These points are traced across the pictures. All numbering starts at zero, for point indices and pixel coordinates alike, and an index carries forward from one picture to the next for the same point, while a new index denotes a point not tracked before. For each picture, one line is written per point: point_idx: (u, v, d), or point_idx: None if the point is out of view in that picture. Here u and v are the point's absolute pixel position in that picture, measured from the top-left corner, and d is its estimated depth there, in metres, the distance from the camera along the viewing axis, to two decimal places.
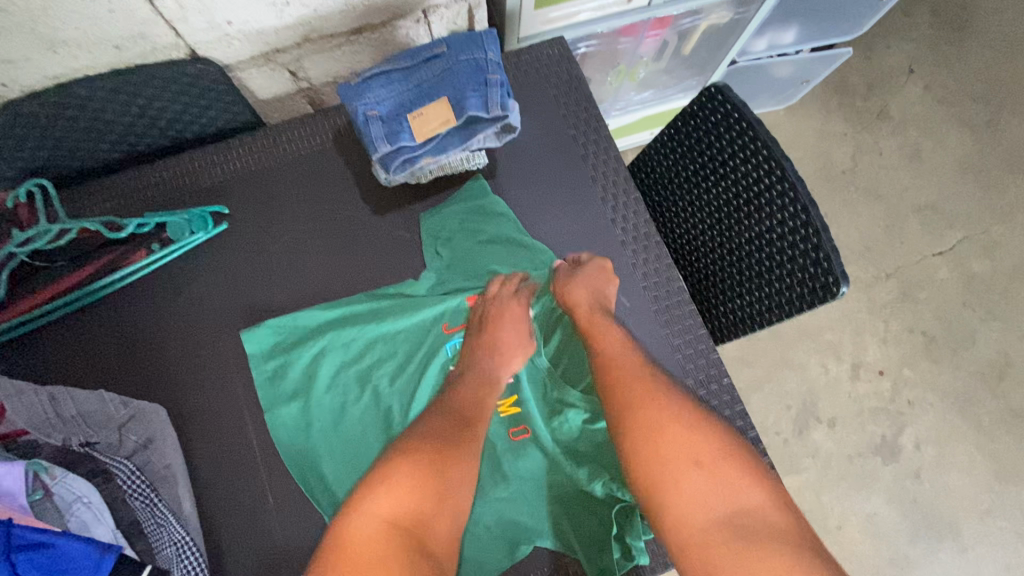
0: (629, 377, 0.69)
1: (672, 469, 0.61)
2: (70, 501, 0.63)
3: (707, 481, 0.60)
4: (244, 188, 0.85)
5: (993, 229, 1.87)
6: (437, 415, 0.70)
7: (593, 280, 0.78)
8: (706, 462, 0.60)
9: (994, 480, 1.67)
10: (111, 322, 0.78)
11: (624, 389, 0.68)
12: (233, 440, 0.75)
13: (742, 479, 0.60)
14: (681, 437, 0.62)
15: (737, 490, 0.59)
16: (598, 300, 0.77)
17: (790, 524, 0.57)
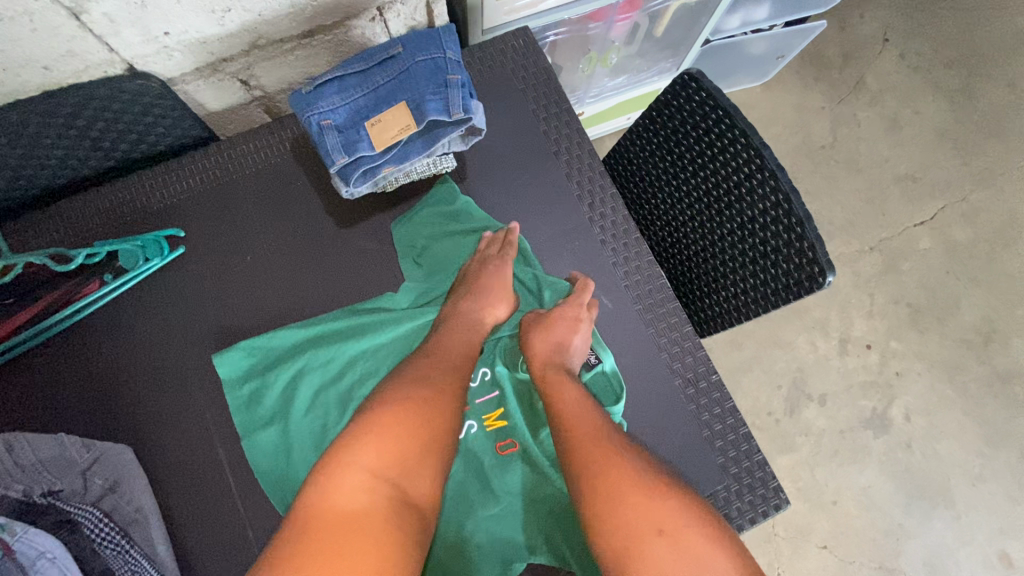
0: (587, 433, 0.64)
1: (635, 544, 0.56)
2: (33, 558, 0.58)
3: (672, 553, 0.54)
4: (202, 209, 0.80)
5: (973, 195, 1.87)
6: (422, 362, 0.68)
7: (564, 326, 0.74)
8: (669, 533, 0.55)
9: (983, 444, 1.69)
10: (64, 360, 0.74)
11: (582, 446, 0.64)
12: (208, 476, 0.72)
13: (709, 546, 0.55)
14: (641, 504, 0.57)
15: (706, 562, 0.54)
16: (558, 356, 0.73)
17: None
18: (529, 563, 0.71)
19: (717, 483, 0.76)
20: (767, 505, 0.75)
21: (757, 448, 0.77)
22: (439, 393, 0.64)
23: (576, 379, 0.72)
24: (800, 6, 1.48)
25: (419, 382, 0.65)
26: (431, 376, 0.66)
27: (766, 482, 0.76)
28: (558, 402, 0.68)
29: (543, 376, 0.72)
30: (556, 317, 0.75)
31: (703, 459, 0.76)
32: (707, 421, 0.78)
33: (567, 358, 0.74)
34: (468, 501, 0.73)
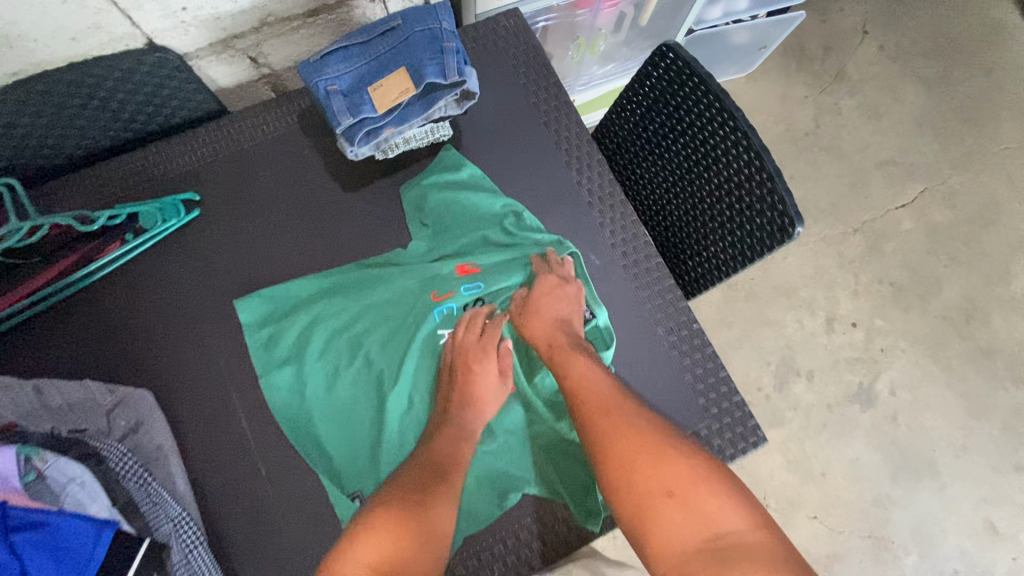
0: (601, 409, 0.70)
1: (648, 506, 0.62)
2: (64, 483, 0.64)
3: (682, 513, 0.60)
4: (219, 173, 0.86)
5: (952, 178, 1.94)
6: (415, 465, 0.70)
7: (552, 300, 0.79)
8: (678, 494, 0.61)
9: (967, 417, 1.74)
10: (87, 313, 0.79)
11: (596, 418, 0.70)
12: (222, 417, 0.77)
13: (716, 503, 0.60)
14: (652, 470, 0.64)
15: (712, 516, 0.59)
16: (560, 330, 0.78)
17: (766, 545, 0.57)
18: (525, 494, 0.76)
19: (698, 422, 0.81)
20: (746, 442, 0.80)
21: (735, 389, 0.83)
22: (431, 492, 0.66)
23: (582, 347, 0.77)
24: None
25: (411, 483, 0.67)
26: (423, 476, 0.68)
27: (744, 421, 0.81)
28: (570, 379, 0.74)
29: (549, 351, 0.77)
30: (544, 302, 0.79)
31: (685, 400, 0.82)
32: (689, 366, 0.83)
33: (567, 330, 0.78)
34: None
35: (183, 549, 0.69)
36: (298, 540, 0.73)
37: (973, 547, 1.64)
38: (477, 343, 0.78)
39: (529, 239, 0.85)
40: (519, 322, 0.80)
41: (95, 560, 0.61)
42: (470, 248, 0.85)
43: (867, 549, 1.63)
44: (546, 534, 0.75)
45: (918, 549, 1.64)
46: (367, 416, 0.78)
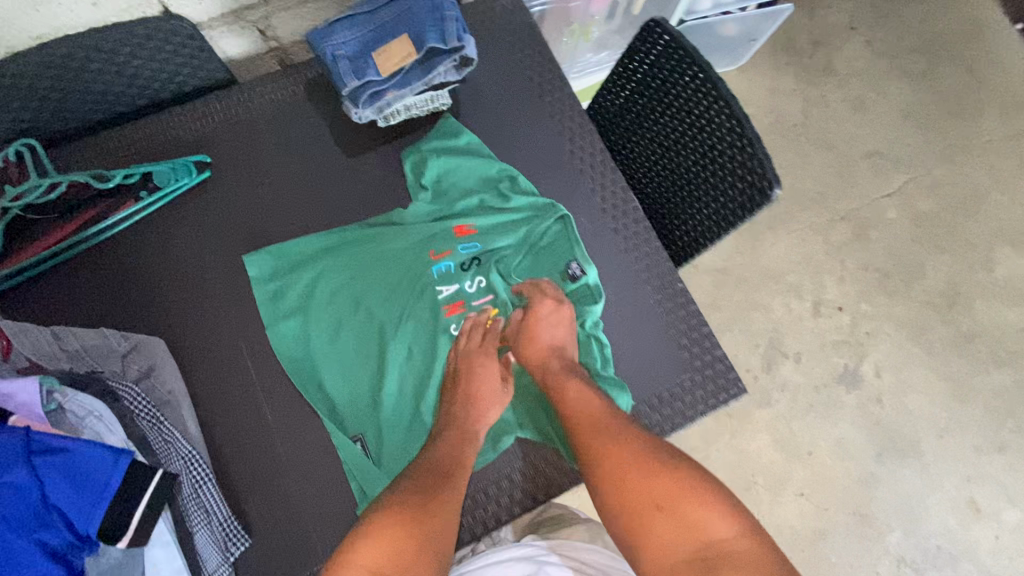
0: (593, 427, 0.73)
1: (639, 519, 0.64)
2: (82, 416, 0.67)
3: (672, 524, 0.62)
4: (229, 138, 0.90)
5: (936, 169, 2.00)
6: (417, 470, 0.70)
7: (547, 326, 0.83)
8: (668, 506, 0.63)
9: (950, 399, 1.79)
10: (103, 267, 0.83)
11: (589, 437, 0.72)
12: (231, 364, 0.81)
13: (704, 513, 0.61)
14: (642, 483, 0.65)
15: (701, 526, 0.61)
16: (556, 353, 0.82)
17: (754, 554, 0.58)
18: (516, 438, 0.81)
19: (681, 374, 0.86)
20: (727, 393, 0.85)
21: (717, 344, 0.87)
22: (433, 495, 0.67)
23: (577, 369, 0.80)
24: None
25: (414, 488, 0.67)
26: (426, 481, 0.68)
27: (725, 373, 0.86)
28: (564, 398, 0.77)
29: (544, 376, 0.80)
30: (541, 323, 0.83)
31: (670, 354, 0.86)
32: (673, 323, 0.88)
33: (562, 355, 0.82)
34: None
35: (193, 484, 0.74)
36: (303, 478, 0.78)
37: (955, 524, 1.69)
38: (479, 347, 0.82)
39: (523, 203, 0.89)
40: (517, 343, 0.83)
41: (111, 488, 0.62)
42: (467, 210, 0.89)
43: (852, 525, 1.67)
44: (535, 477, 0.80)
45: (902, 526, 1.68)
46: (368, 366, 0.82)
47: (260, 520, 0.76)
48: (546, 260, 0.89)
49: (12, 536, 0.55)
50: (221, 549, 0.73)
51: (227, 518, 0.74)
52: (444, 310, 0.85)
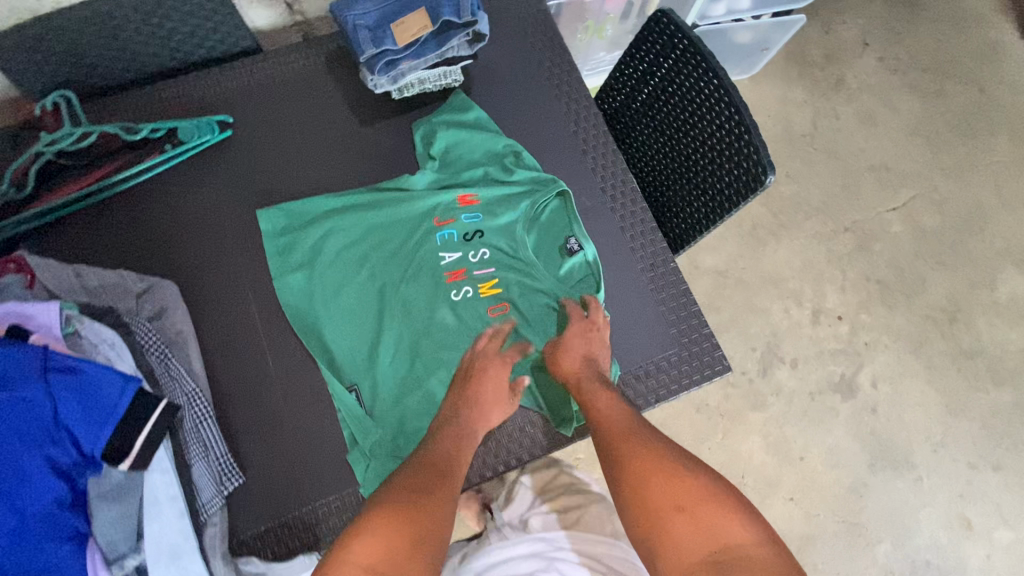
0: (618, 432, 0.74)
1: (658, 519, 0.64)
2: (97, 342, 0.71)
3: (692, 528, 0.62)
4: (251, 101, 0.95)
5: (943, 186, 2.01)
6: (415, 466, 0.70)
7: (580, 340, 0.83)
8: (688, 508, 0.64)
9: (946, 414, 1.79)
10: (127, 214, 0.88)
11: (613, 441, 0.73)
12: (239, 311, 0.85)
13: (722, 517, 0.62)
14: (664, 486, 0.66)
15: (720, 530, 0.61)
16: (589, 367, 0.81)
17: (769, 559, 0.59)
18: None
19: (668, 349, 0.89)
20: (711, 369, 0.88)
21: (705, 323, 0.90)
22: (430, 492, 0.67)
23: (610, 385, 0.80)
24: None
25: (412, 485, 0.67)
26: (423, 477, 0.68)
27: (711, 351, 0.89)
28: (593, 408, 0.77)
29: (579, 387, 0.80)
30: (573, 335, 0.83)
31: (658, 329, 0.89)
32: (664, 300, 0.91)
33: (595, 369, 0.81)
34: (456, 347, 0.86)
35: (194, 419, 0.77)
36: (300, 422, 0.81)
37: (946, 539, 1.68)
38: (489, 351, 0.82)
39: (528, 179, 0.93)
40: (548, 353, 0.83)
41: (120, 410, 0.65)
42: (472, 181, 0.93)
43: (840, 533, 1.67)
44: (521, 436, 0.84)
45: (891, 537, 1.68)
46: (369, 321, 0.86)
47: (256, 459, 0.80)
48: (544, 233, 0.93)
49: (23, 448, 0.59)
50: (216, 481, 0.76)
51: (224, 454, 0.78)
52: (446, 275, 0.89)
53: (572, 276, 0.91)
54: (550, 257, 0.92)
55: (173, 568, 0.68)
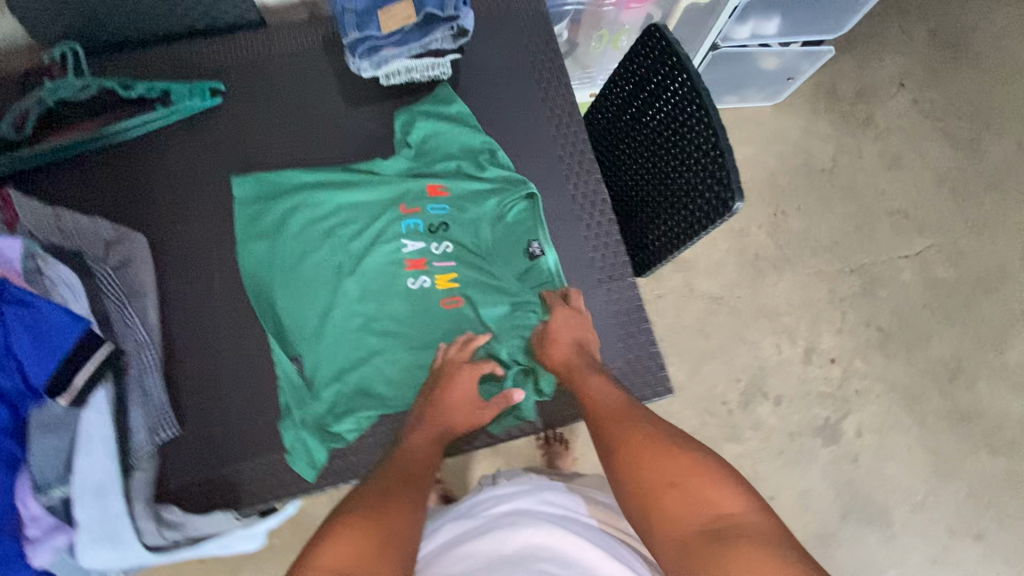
0: (608, 418, 0.73)
1: (651, 494, 0.64)
2: (56, 282, 0.75)
3: (683, 501, 0.62)
4: (245, 72, 0.98)
5: (963, 240, 1.88)
6: (379, 476, 0.69)
7: (567, 328, 0.84)
8: (680, 483, 0.63)
9: (931, 473, 1.70)
10: (112, 166, 0.92)
11: (602, 426, 0.73)
12: (200, 271, 0.88)
13: (712, 488, 0.62)
14: (655, 463, 0.66)
15: (710, 500, 0.61)
16: (579, 353, 0.82)
17: (760, 525, 0.59)
18: None
19: (615, 361, 0.88)
20: (653, 388, 0.88)
21: (653, 341, 0.90)
22: (395, 496, 0.65)
23: (602, 372, 0.81)
24: (815, 15, 1.57)
25: (376, 494, 0.66)
26: (389, 485, 0.67)
27: (656, 370, 0.88)
28: (584, 392, 0.78)
29: (569, 374, 0.81)
30: (562, 323, 0.84)
31: (606, 340, 0.89)
32: (616, 314, 0.91)
33: (585, 354, 0.82)
34: (403, 333, 0.87)
35: (139, 366, 0.81)
36: (241, 385, 0.84)
37: None
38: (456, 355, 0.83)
39: (499, 177, 0.93)
40: (538, 341, 0.85)
41: (64, 349, 0.71)
42: (444, 172, 0.94)
43: None
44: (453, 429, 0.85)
45: None
46: (323, 296, 0.87)
47: (197, 414, 0.83)
48: (508, 232, 0.93)
49: None
50: (150, 430, 0.79)
51: (162, 404, 0.82)
52: (405, 263, 0.90)
53: (531, 279, 0.91)
54: (512, 256, 0.92)
55: (95, 504, 0.70)
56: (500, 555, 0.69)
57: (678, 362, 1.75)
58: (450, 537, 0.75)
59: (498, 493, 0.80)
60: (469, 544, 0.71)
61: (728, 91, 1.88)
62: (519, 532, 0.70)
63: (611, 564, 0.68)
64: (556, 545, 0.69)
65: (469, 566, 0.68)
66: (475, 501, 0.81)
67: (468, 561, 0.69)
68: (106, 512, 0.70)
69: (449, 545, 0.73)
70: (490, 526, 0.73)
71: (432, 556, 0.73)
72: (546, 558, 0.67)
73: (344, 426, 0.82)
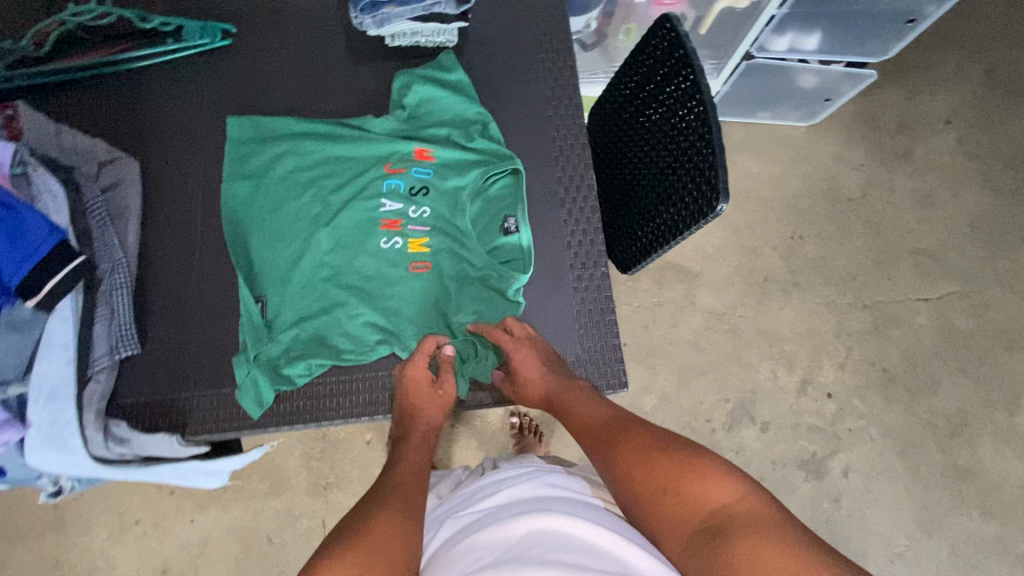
0: (597, 432, 0.74)
1: (649, 502, 0.65)
2: (42, 191, 0.79)
3: (681, 504, 0.64)
4: (258, 18, 1.00)
5: (991, 291, 1.61)
6: (372, 494, 0.69)
7: (524, 349, 0.82)
8: (672, 488, 0.65)
9: (916, 526, 1.47)
10: (119, 91, 0.96)
11: (594, 440, 0.74)
12: (185, 204, 0.92)
13: (703, 484, 0.64)
14: (647, 472, 0.67)
15: (704, 498, 0.63)
16: (544, 369, 0.82)
17: (756, 513, 0.60)
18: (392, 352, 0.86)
19: (574, 346, 0.88)
20: (613, 380, 0.87)
21: (616, 334, 0.89)
22: (386, 507, 0.66)
23: (578, 385, 0.81)
24: (858, 34, 1.40)
25: (370, 509, 0.65)
26: (382, 498, 0.67)
27: (613, 362, 0.88)
28: (573, 415, 0.78)
29: (543, 392, 0.81)
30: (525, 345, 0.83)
31: (568, 324, 0.89)
32: (583, 301, 0.90)
33: (553, 370, 0.82)
34: (368, 288, 0.88)
35: (111, 285, 0.83)
36: (208, 315, 0.87)
37: None
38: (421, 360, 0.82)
39: (486, 148, 0.93)
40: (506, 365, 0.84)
41: (38, 255, 0.73)
42: (433, 138, 0.94)
43: None
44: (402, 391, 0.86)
45: None
46: (296, 241, 0.88)
47: (161, 337, 0.87)
48: (486, 205, 0.92)
49: None
50: (111, 345, 0.83)
51: (128, 323, 0.84)
52: (381, 222, 0.90)
53: (502, 256, 0.90)
54: (489, 230, 0.91)
55: (48, 409, 0.74)
56: (508, 545, 0.64)
57: (666, 372, 1.57)
58: (454, 532, 0.71)
59: (499, 483, 0.77)
60: (474, 536, 0.67)
61: (757, 107, 1.68)
62: (526, 518, 0.66)
63: (625, 545, 0.64)
64: (566, 529, 0.65)
65: (476, 560, 0.64)
66: (477, 493, 0.77)
67: (475, 554, 0.65)
68: (55, 418, 0.74)
69: (454, 540, 0.69)
70: (494, 517, 0.69)
71: (440, 554, 0.69)
72: (557, 543, 0.63)
73: (295, 370, 0.83)
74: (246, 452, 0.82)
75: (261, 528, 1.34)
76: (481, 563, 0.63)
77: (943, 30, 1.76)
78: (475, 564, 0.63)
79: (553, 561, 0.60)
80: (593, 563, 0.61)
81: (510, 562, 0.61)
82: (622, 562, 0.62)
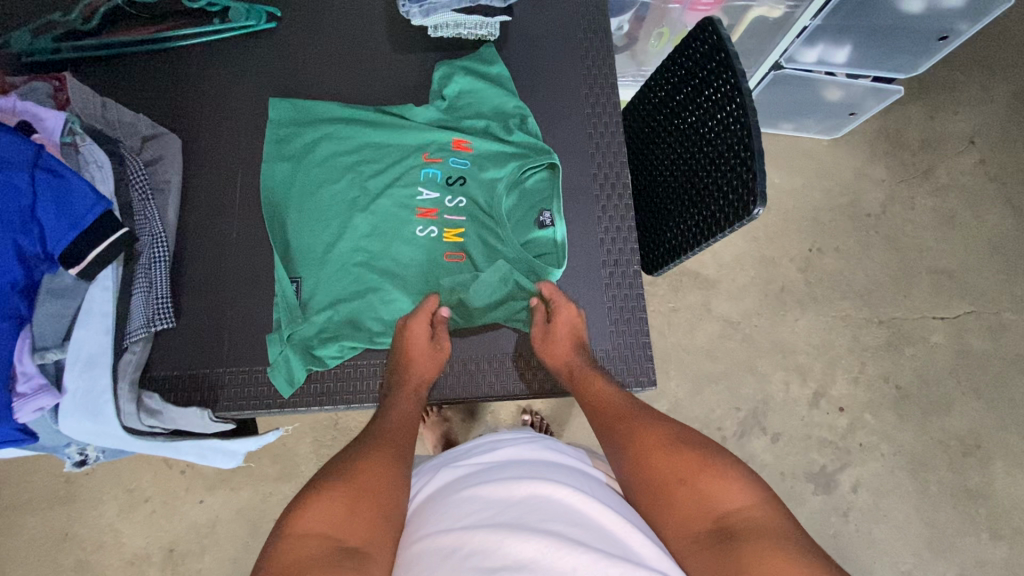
0: (618, 415, 0.75)
1: (661, 492, 0.66)
2: (88, 161, 0.79)
3: (693, 498, 0.64)
4: (300, 4, 1.01)
5: (1007, 314, 1.60)
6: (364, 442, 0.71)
7: (568, 327, 0.84)
8: (688, 480, 0.65)
9: (925, 546, 1.46)
10: (165, 69, 0.97)
11: (614, 419, 0.74)
12: (224, 182, 0.93)
13: (718, 484, 0.64)
14: (664, 461, 0.67)
15: (717, 498, 0.63)
16: (578, 352, 0.83)
17: (768, 519, 0.61)
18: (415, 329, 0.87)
19: (603, 342, 0.89)
20: (640, 378, 0.87)
21: (646, 332, 0.89)
22: (374, 451, 0.69)
23: (601, 371, 0.82)
24: (889, 50, 1.37)
25: (353, 454, 0.69)
26: (367, 446, 0.70)
27: (642, 362, 0.88)
28: (587, 394, 0.79)
29: (570, 374, 0.82)
30: (560, 323, 0.84)
31: (598, 320, 0.90)
32: (614, 299, 0.90)
33: (581, 351, 0.83)
34: (401, 273, 0.88)
35: (150, 259, 0.84)
36: (243, 293, 0.89)
37: None
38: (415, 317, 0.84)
39: (524, 140, 0.93)
40: (535, 342, 0.84)
41: (83, 224, 0.72)
42: (472, 129, 0.94)
43: None
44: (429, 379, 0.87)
45: None
46: (332, 222, 0.89)
47: (194, 313, 0.88)
48: (522, 196, 0.93)
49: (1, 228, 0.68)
50: (147, 318, 0.83)
51: (163, 297, 0.85)
52: (417, 210, 0.90)
53: (536, 249, 0.91)
54: (523, 221, 0.92)
55: (84, 376, 0.75)
56: (508, 504, 0.63)
57: (678, 378, 1.57)
58: (450, 480, 0.71)
59: (502, 443, 0.76)
60: (472, 489, 0.66)
61: (781, 118, 1.68)
62: (528, 482, 0.66)
63: (627, 528, 0.63)
64: (569, 500, 0.64)
65: (473, 513, 0.63)
66: (476, 449, 0.77)
67: (472, 505, 0.64)
68: (91, 386, 0.75)
69: (451, 490, 0.69)
70: (494, 475, 0.68)
71: (433, 504, 0.69)
72: (556, 511, 0.63)
73: (328, 351, 0.84)
74: (260, 435, 0.84)
75: (270, 513, 1.34)
76: (479, 517, 0.62)
77: (969, 51, 1.76)
78: (470, 517, 0.63)
79: (552, 531, 0.60)
80: (592, 539, 0.60)
81: (509, 523, 0.61)
82: (619, 539, 0.61)
